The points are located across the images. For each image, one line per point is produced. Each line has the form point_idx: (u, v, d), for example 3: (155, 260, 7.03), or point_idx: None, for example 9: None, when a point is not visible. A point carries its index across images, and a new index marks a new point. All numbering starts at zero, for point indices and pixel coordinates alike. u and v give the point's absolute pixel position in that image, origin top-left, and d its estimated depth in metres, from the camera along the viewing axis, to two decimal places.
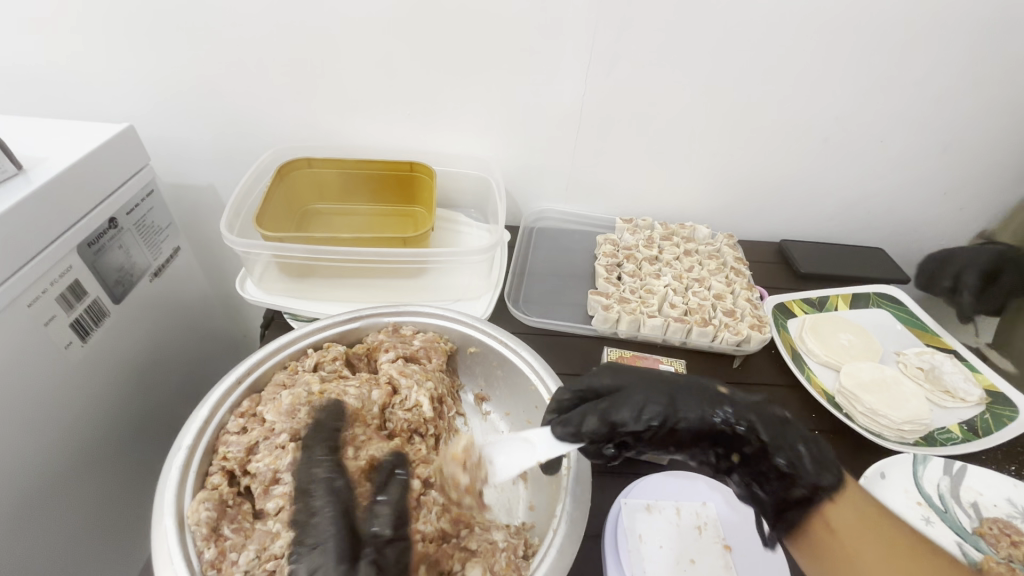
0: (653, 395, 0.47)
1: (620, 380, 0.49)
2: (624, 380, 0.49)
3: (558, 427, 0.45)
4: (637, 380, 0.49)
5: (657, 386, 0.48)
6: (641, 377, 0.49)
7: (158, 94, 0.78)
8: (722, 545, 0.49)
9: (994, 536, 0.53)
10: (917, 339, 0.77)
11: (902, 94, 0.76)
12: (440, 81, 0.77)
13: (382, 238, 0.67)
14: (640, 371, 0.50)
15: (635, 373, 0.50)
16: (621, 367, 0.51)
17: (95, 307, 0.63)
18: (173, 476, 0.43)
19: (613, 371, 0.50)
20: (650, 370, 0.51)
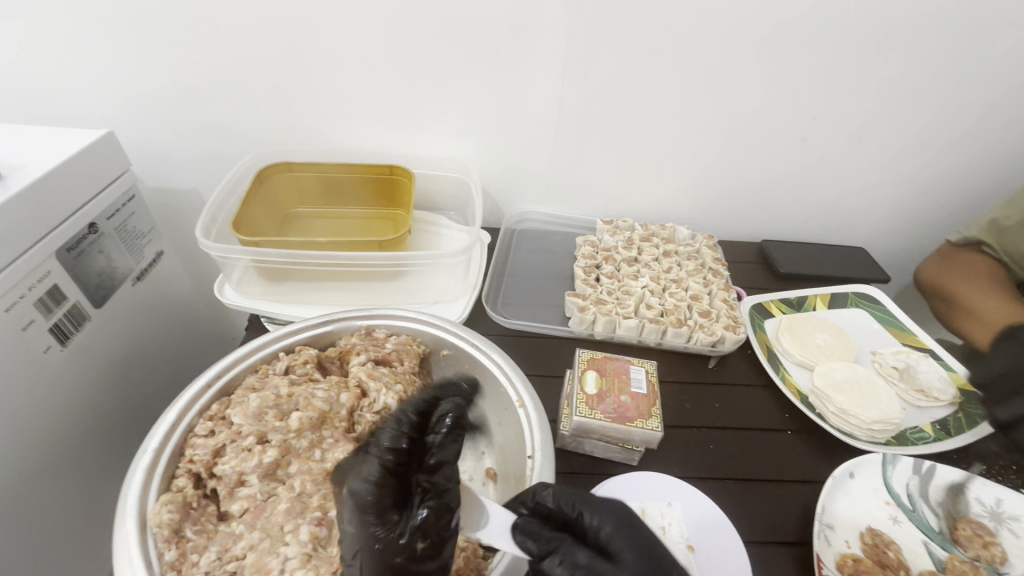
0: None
1: (616, 545, 0.42)
2: (617, 542, 0.42)
3: (519, 541, 0.41)
4: (631, 551, 0.41)
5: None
6: (636, 543, 0.42)
7: (138, 98, 0.78)
8: (684, 545, 0.48)
9: (967, 538, 0.52)
10: (894, 338, 0.78)
11: (878, 94, 0.77)
12: (418, 84, 0.77)
13: (358, 242, 0.68)
14: (651, 549, 0.41)
15: (636, 537, 0.42)
16: (626, 522, 0.43)
17: (75, 311, 0.64)
18: (138, 479, 0.43)
19: (613, 516, 0.43)
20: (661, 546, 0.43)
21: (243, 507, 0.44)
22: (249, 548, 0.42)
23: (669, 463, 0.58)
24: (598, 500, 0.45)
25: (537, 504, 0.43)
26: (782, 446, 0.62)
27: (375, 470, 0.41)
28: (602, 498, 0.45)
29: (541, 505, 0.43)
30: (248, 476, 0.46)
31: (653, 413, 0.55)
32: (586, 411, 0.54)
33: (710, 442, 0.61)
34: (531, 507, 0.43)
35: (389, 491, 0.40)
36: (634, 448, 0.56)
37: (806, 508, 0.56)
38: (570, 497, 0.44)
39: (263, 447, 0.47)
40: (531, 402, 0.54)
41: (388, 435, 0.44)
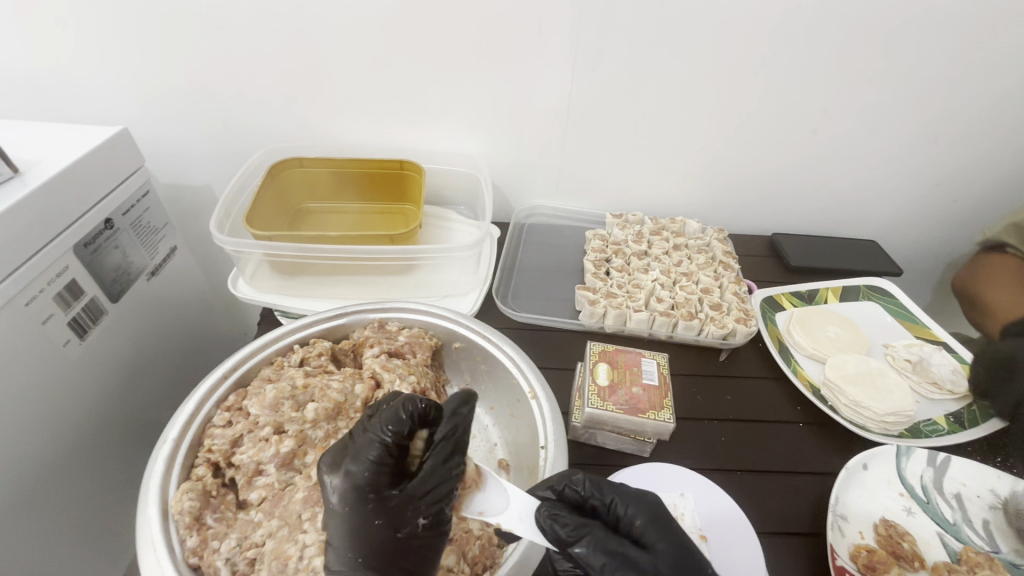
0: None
1: (649, 536, 0.42)
2: (648, 531, 0.42)
3: (545, 520, 0.41)
4: (661, 538, 0.41)
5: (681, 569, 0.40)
6: (668, 533, 0.42)
7: (150, 95, 0.79)
8: (698, 535, 0.49)
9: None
10: (908, 332, 0.77)
11: (890, 86, 0.76)
12: (427, 80, 0.78)
13: (370, 236, 0.68)
14: (683, 539, 0.42)
15: (667, 527, 0.43)
16: (657, 513, 0.43)
17: (93, 305, 0.65)
18: (158, 468, 0.44)
19: (642, 505, 0.43)
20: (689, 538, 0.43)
21: (262, 495, 0.45)
22: (269, 535, 0.43)
23: (681, 455, 0.59)
24: (626, 489, 0.45)
25: (565, 491, 0.44)
26: (794, 438, 0.62)
27: (370, 454, 0.40)
28: (630, 489, 0.45)
29: (568, 491, 0.44)
30: (266, 465, 0.46)
31: (664, 405, 0.55)
32: (598, 402, 0.55)
33: (722, 434, 0.61)
34: (556, 491, 0.44)
35: (383, 476, 0.40)
36: (646, 439, 0.56)
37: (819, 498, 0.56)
38: (598, 485, 0.44)
39: (280, 437, 0.48)
40: (544, 394, 0.55)
41: (382, 422, 0.41)
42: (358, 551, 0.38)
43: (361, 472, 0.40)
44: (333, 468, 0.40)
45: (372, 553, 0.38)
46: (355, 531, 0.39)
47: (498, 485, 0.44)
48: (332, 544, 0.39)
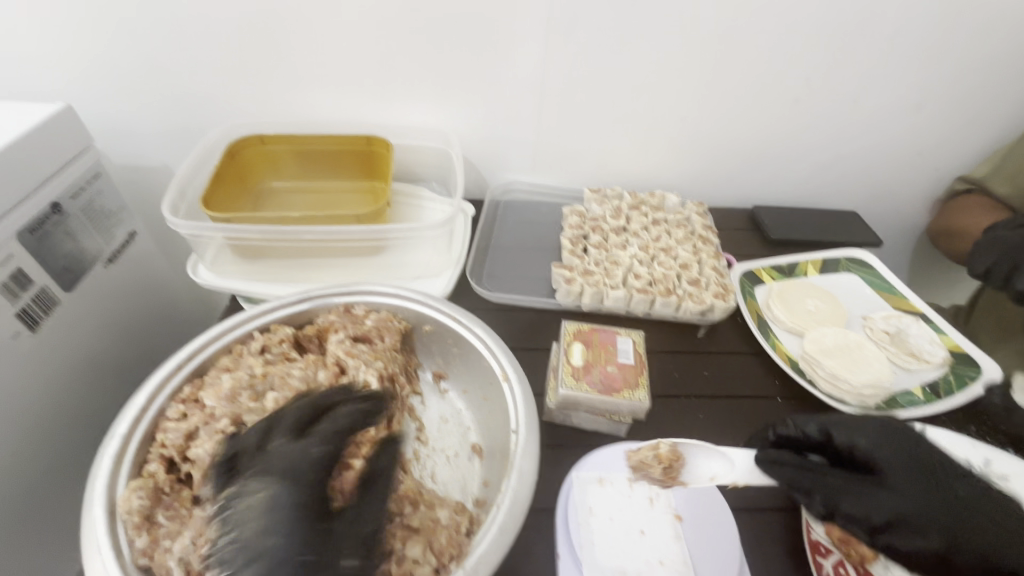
0: (953, 530, 0.44)
1: (879, 460, 0.48)
2: (920, 474, 0.47)
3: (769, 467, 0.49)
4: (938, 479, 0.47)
5: (967, 502, 0.46)
6: (932, 465, 0.48)
7: (96, 70, 0.74)
8: (672, 516, 0.49)
9: None
10: (887, 303, 0.77)
11: (875, 48, 0.73)
12: (392, 50, 0.73)
13: (335, 216, 0.65)
14: (911, 458, 0.47)
15: (934, 454, 0.48)
16: (908, 437, 0.49)
17: (44, 295, 0.61)
18: (105, 466, 0.42)
19: (884, 432, 0.49)
20: (913, 446, 0.49)
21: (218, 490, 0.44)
22: None
23: (658, 434, 0.58)
24: (880, 422, 0.50)
25: (806, 430, 0.51)
26: (772, 413, 0.61)
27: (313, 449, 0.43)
28: (888, 423, 0.50)
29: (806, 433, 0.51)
30: None
31: (640, 383, 0.54)
32: (572, 383, 0.53)
33: (699, 411, 0.60)
34: (825, 434, 0.50)
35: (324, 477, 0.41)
36: (622, 419, 0.55)
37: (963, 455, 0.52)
38: (847, 427, 0.50)
39: (237, 429, 0.46)
40: (515, 375, 0.53)
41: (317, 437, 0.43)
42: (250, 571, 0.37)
43: (305, 466, 0.41)
44: (274, 448, 0.42)
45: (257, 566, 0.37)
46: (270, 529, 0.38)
47: (701, 451, 0.51)
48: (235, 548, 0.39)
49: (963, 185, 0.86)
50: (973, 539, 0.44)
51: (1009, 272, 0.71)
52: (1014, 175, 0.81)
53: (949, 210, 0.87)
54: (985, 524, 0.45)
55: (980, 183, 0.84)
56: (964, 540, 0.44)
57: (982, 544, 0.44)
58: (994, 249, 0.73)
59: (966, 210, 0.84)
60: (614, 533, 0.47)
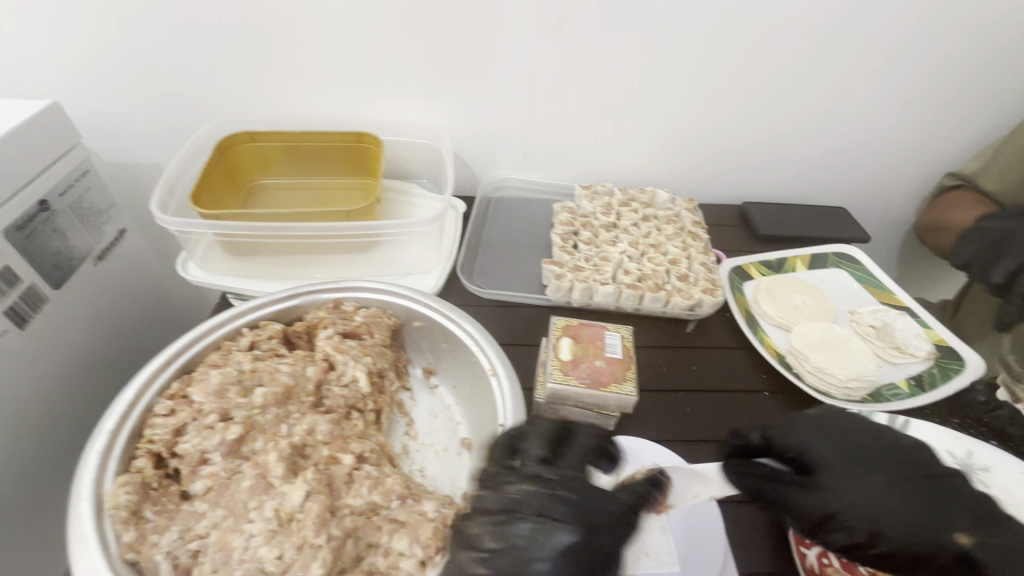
0: (888, 522, 0.41)
1: (818, 457, 0.46)
2: (852, 466, 0.45)
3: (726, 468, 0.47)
4: (874, 468, 0.44)
5: (903, 490, 0.42)
6: (870, 456, 0.45)
7: (84, 66, 0.74)
8: None
9: None
10: (873, 298, 0.77)
11: (862, 46, 0.74)
12: (382, 47, 0.73)
13: (324, 213, 0.65)
14: (852, 451, 0.46)
15: (874, 445, 0.46)
16: (846, 431, 0.47)
17: (32, 293, 0.61)
18: (92, 462, 0.42)
19: (820, 429, 0.48)
20: (862, 441, 0.47)
21: (206, 485, 0.44)
22: (212, 527, 0.41)
23: (645, 427, 0.58)
24: (821, 417, 0.49)
25: (745, 435, 0.50)
26: (759, 406, 0.62)
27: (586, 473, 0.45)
28: (825, 418, 0.49)
29: (746, 438, 0.50)
30: (211, 454, 0.45)
31: (627, 377, 0.54)
32: (560, 377, 0.54)
33: (687, 405, 0.61)
34: (765, 438, 0.49)
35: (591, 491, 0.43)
36: (610, 413, 0.55)
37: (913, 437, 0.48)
38: (784, 428, 0.49)
39: (226, 424, 0.46)
40: (503, 370, 0.54)
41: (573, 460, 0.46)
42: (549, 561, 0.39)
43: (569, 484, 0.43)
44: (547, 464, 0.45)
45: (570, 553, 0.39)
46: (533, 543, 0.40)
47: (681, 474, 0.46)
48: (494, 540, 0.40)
49: (953, 180, 0.87)
50: (912, 531, 0.40)
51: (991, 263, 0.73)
52: (1003, 171, 0.81)
53: (939, 204, 0.88)
54: (924, 512, 0.41)
55: (969, 179, 0.84)
56: (904, 532, 0.40)
57: (920, 535, 0.40)
58: (976, 242, 0.75)
59: (954, 203, 0.85)
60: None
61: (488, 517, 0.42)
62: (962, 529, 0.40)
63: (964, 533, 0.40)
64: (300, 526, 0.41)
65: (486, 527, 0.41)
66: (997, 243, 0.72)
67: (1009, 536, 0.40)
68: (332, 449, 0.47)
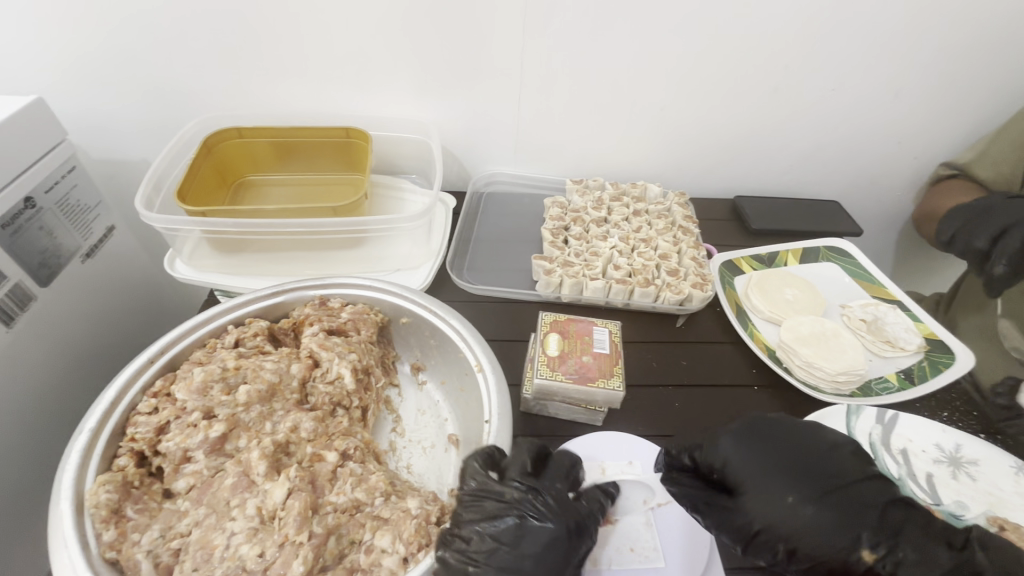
0: (803, 542, 0.40)
1: (739, 477, 0.44)
2: (765, 484, 0.43)
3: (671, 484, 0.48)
4: (785, 487, 0.42)
5: (814, 508, 0.41)
6: (794, 470, 0.43)
7: (69, 62, 0.73)
8: (647, 505, 0.50)
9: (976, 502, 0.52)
10: (865, 291, 0.77)
11: (855, 37, 0.73)
12: (371, 41, 0.73)
13: (311, 209, 0.65)
14: (775, 467, 0.43)
15: (792, 455, 0.44)
16: (766, 443, 0.45)
17: (19, 291, 0.60)
18: (74, 461, 0.42)
19: (740, 442, 0.46)
20: (789, 452, 0.44)
21: (189, 483, 0.44)
22: (194, 525, 0.41)
23: (634, 422, 0.58)
24: (748, 427, 0.47)
25: (675, 455, 0.49)
26: (748, 400, 0.62)
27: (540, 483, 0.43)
28: (746, 428, 0.46)
29: (676, 457, 0.49)
30: (193, 452, 0.45)
31: (614, 372, 0.54)
32: (547, 372, 0.53)
33: (676, 400, 0.61)
34: (691, 457, 0.48)
35: (561, 506, 0.41)
36: (597, 408, 0.55)
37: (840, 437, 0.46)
38: (707, 446, 0.47)
39: (209, 422, 0.46)
40: (489, 366, 0.53)
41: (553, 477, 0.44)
42: (548, 565, 0.39)
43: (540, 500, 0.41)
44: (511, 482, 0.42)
45: (565, 556, 0.39)
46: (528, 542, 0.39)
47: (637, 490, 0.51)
48: (502, 547, 0.39)
49: (947, 170, 0.87)
50: (822, 550, 0.40)
51: (969, 236, 0.73)
52: (997, 162, 0.81)
53: (931, 193, 0.88)
54: (831, 530, 0.40)
55: (964, 168, 0.84)
56: (814, 551, 0.40)
57: (828, 553, 0.40)
58: (959, 215, 0.76)
59: (948, 192, 0.85)
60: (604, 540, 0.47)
61: (483, 525, 0.40)
62: (868, 545, 0.39)
63: (869, 549, 0.39)
64: (282, 524, 0.41)
65: (485, 537, 0.39)
66: (978, 214, 0.74)
67: (916, 551, 0.39)
68: (316, 447, 0.47)
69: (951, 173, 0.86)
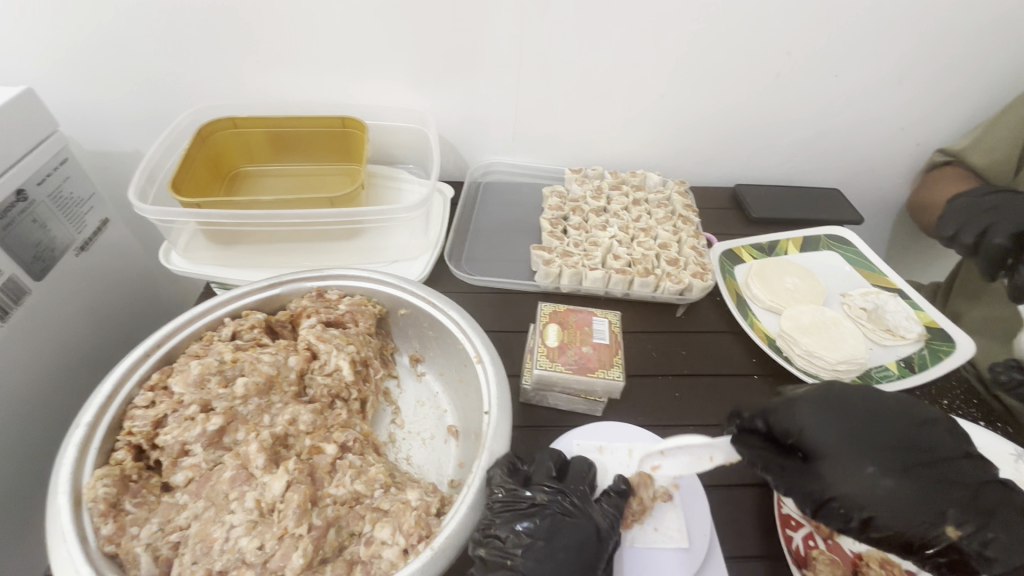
0: (882, 510, 0.40)
1: (818, 444, 0.43)
2: (848, 452, 0.42)
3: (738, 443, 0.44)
4: (868, 458, 0.42)
5: (901, 481, 0.41)
6: (876, 444, 0.43)
7: (57, 52, 0.71)
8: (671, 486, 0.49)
9: None
10: (865, 280, 0.77)
11: (858, 22, 0.72)
12: (365, 28, 0.71)
13: (307, 200, 0.64)
14: (858, 438, 0.43)
15: (876, 429, 0.44)
16: (850, 413, 0.45)
17: (12, 284, 0.60)
18: (69, 455, 0.41)
19: (820, 409, 0.45)
20: (868, 423, 0.44)
21: (188, 477, 0.44)
22: (193, 518, 0.41)
23: (634, 412, 0.58)
24: (820, 396, 0.46)
25: (746, 418, 0.47)
26: (748, 389, 0.62)
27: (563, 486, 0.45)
28: (823, 398, 0.46)
29: (748, 420, 0.46)
30: (192, 445, 0.44)
31: (614, 363, 0.54)
32: (547, 363, 0.53)
33: (675, 390, 0.61)
34: (763, 419, 0.46)
35: (584, 506, 0.44)
36: (597, 399, 0.55)
37: (929, 416, 0.46)
38: (785, 411, 0.46)
39: (206, 415, 0.46)
40: (489, 357, 0.53)
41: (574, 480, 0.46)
42: (584, 560, 0.40)
43: (565, 503, 0.43)
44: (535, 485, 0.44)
45: (598, 551, 0.42)
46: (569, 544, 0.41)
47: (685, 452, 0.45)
48: (538, 541, 0.41)
49: (942, 157, 0.86)
50: (904, 521, 0.40)
51: (981, 231, 0.71)
52: (993, 147, 0.80)
53: (926, 182, 0.87)
54: (913, 503, 0.40)
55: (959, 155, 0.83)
56: (895, 522, 0.40)
57: (910, 525, 0.40)
58: (963, 213, 0.74)
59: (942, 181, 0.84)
60: (628, 516, 0.47)
61: (516, 524, 0.41)
62: (954, 521, 0.40)
63: (954, 526, 0.40)
64: (281, 516, 0.41)
65: (521, 533, 0.41)
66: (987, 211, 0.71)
67: (1006, 534, 0.40)
68: (314, 439, 0.47)
69: (946, 161, 0.85)
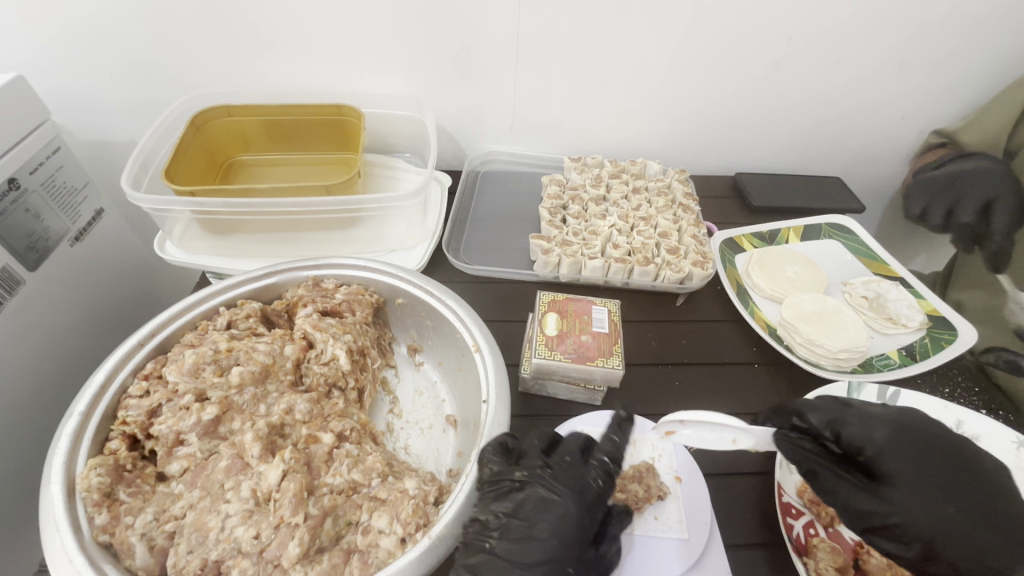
0: (946, 546, 0.40)
1: (887, 468, 0.43)
2: (922, 485, 0.42)
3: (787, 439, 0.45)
4: (944, 496, 0.41)
5: (971, 521, 0.40)
6: (953, 484, 0.42)
7: (47, 38, 0.70)
8: (673, 476, 0.49)
9: None
10: (867, 269, 0.76)
11: (862, 7, 0.71)
12: (360, 15, 0.70)
13: (303, 188, 0.63)
14: (934, 475, 0.42)
15: (956, 470, 0.43)
16: (926, 440, 0.44)
17: (5, 275, 0.59)
18: (63, 444, 0.41)
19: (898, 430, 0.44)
20: (947, 459, 0.43)
21: (183, 466, 0.43)
22: (188, 508, 0.41)
23: (633, 401, 0.58)
24: (900, 421, 0.45)
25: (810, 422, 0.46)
26: (749, 378, 0.61)
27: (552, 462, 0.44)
28: (903, 424, 0.44)
29: (812, 426, 0.46)
30: (187, 435, 0.44)
31: (614, 351, 0.53)
32: (546, 352, 0.52)
33: (675, 379, 0.60)
34: (831, 426, 0.45)
35: (568, 481, 0.43)
36: (596, 388, 0.54)
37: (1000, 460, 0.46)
38: (858, 423, 0.44)
39: (201, 404, 0.45)
40: (487, 346, 0.53)
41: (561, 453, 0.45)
42: (563, 537, 0.39)
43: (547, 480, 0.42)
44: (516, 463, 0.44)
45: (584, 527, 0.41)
46: (551, 520, 0.40)
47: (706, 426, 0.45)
48: (513, 520, 0.40)
49: (937, 139, 0.86)
50: (967, 560, 0.39)
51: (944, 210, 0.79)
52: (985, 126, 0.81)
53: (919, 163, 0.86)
54: (982, 546, 0.40)
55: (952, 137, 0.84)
56: (957, 558, 0.39)
57: (975, 566, 0.39)
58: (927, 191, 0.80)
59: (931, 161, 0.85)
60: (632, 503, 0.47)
61: (497, 504, 0.41)
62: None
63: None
64: (277, 505, 0.41)
65: (501, 514, 0.41)
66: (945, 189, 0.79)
67: None
68: (311, 429, 0.46)
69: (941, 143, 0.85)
